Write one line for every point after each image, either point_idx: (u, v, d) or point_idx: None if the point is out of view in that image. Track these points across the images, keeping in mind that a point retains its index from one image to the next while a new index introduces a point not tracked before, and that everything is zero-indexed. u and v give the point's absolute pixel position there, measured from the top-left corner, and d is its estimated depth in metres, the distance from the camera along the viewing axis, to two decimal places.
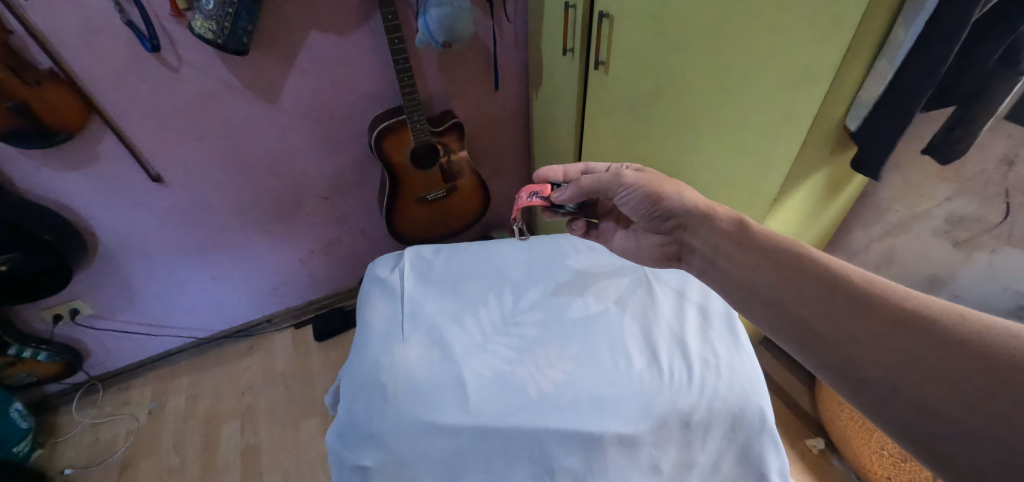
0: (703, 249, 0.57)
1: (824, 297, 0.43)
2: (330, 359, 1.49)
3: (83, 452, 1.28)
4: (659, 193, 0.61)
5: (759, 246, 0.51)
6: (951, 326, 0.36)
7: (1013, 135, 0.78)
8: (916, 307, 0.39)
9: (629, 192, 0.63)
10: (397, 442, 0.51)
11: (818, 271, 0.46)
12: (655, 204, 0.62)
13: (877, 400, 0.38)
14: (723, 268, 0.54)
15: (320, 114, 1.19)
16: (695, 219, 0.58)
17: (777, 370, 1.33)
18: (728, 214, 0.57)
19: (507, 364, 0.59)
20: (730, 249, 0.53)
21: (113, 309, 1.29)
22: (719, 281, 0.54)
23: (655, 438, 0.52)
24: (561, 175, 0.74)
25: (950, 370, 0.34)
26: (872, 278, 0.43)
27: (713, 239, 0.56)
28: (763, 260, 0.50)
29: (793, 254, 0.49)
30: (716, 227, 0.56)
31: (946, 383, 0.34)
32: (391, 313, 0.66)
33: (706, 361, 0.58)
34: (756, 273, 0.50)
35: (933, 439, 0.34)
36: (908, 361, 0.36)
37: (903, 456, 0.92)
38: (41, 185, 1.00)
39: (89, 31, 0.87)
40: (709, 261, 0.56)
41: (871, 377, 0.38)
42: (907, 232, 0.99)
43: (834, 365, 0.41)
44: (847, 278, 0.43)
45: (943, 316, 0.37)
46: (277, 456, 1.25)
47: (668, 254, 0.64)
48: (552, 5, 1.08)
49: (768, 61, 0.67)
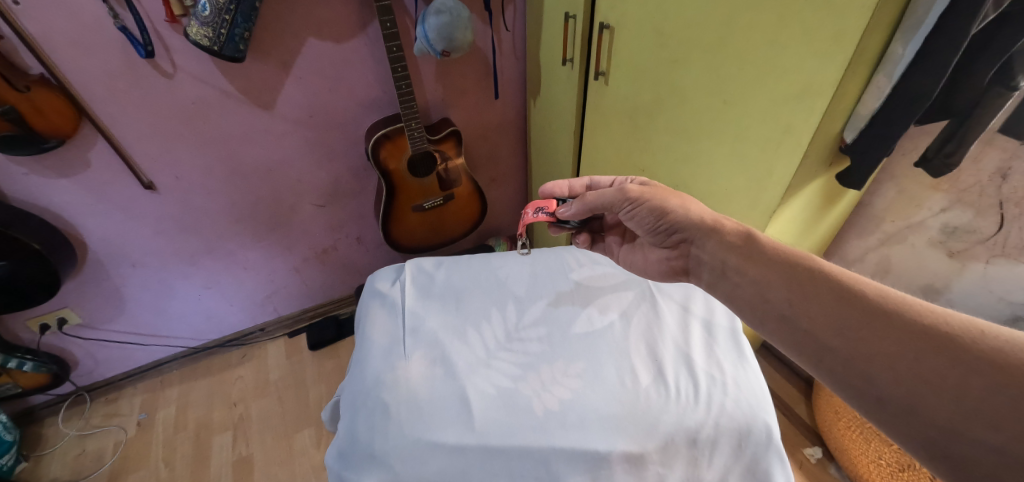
0: (711, 264, 0.56)
1: (840, 311, 0.42)
2: (324, 368, 1.47)
3: (69, 465, 1.24)
4: (664, 207, 0.61)
5: (768, 260, 0.51)
6: (972, 342, 0.36)
7: (1006, 147, 0.79)
8: (936, 324, 0.38)
9: (635, 207, 0.62)
10: (399, 462, 0.50)
11: (830, 282, 0.45)
12: (661, 218, 0.61)
13: (896, 418, 0.37)
14: (731, 283, 0.53)
15: (317, 121, 1.18)
16: (702, 233, 0.58)
17: (774, 379, 1.34)
18: (736, 227, 0.56)
19: (511, 381, 0.58)
20: (738, 263, 0.53)
21: (103, 318, 1.26)
22: (728, 295, 0.53)
23: (661, 456, 0.52)
24: (566, 193, 0.74)
25: (973, 389, 0.34)
26: (886, 292, 0.42)
27: (720, 252, 0.55)
28: (773, 274, 0.49)
29: (805, 267, 0.48)
30: (722, 239, 0.56)
31: (966, 402, 0.33)
32: (393, 328, 0.65)
33: (712, 377, 0.58)
34: (766, 288, 0.49)
35: (961, 460, 0.33)
36: (930, 380, 0.35)
37: (900, 465, 0.92)
38: (30, 192, 0.98)
39: (80, 38, 0.86)
40: (718, 275, 0.55)
41: (889, 396, 0.37)
42: (902, 241, 1.00)
43: (851, 385, 0.40)
44: (862, 293, 0.42)
45: (962, 331, 0.37)
46: (268, 468, 1.23)
47: (676, 269, 0.64)
48: (551, 15, 1.09)
49: (768, 74, 0.68)
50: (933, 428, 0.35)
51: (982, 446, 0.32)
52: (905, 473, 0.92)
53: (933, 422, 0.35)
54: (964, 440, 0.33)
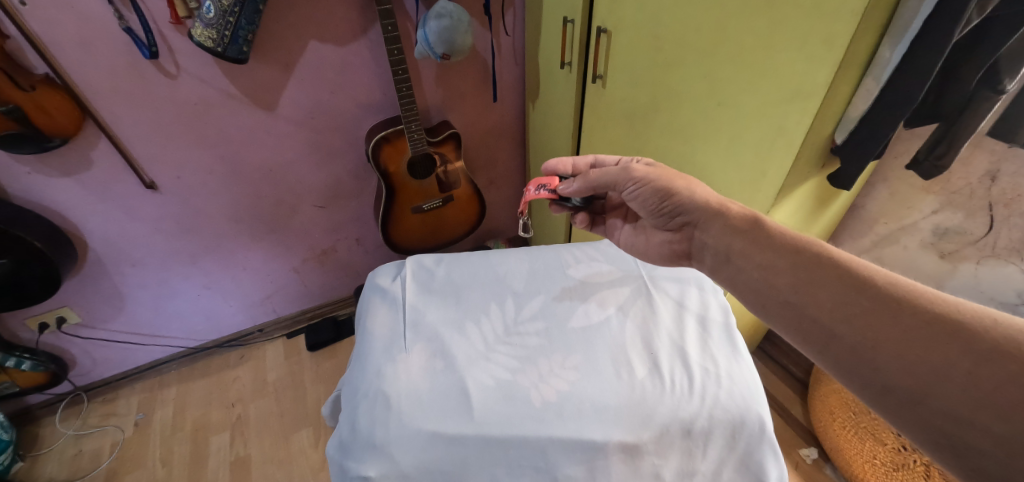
0: (715, 248, 0.56)
1: (848, 299, 0.42)
2: (323, 368, 1.48)
3: (65, 466, 1.24)
4: (670, 188, 0.60)
5: (772, 244, 0.51)
6: (984, 331, 0.36)
7: (994, 150, 0.81)
8: (946, 312, 0.38)
9: (639, 187, 0.62)
10: (399, 451, 0.51)
11: (839, 269, 0.45)
12: (666, 199, 0.61)
13: (902, 406, 0.37)
14: (736, 269, 0.53)
15: (318, 122, 1.19)
16: (706, 216, 0.58)
17: (771, 380, 1.34)
18: (741, 211, 0.56)
19: (509, 373, 0.59)
20: (743, 248, 0.52)
21: (102, 318, 1.26)
22: (732, 281, 0.53)
23: (656, 446, 0.53)
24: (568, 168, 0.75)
25: (983, 377, 0.34)
26: (894, 280, 0.42)
27: (725, 237, 0.55)
28: (778, 259, 0.49)
29: (813, 253, 0.48)
30: (728, 224, 0.55)
31: (978, 392, 0.33)
32: (393, 322, 0.66)
33: (706, 370, 0.59)
34: (771, 273, 0.49)
35: (966, 449, 0.33)
36: (939, 368, 0.36)
37: (895, 464, 0.94)
38: (32, 191, 0.99)
39: (86, 38, 0.87)
40: (721, 260, 0.55)
41: (895, 385, 0.37)
42: (895, 243, 1.02)
43: (857, 373, 0.40)
44: (871, 279, 0.42)
45: (975, 319, 0.37)
46: (265, 468, 1.23)
47: (678, 252, 0.64)
48: (551, 19, 1.10)
49: (761, 77, 0.69)
50: (941, 416, 0.35)
51: (988, 435, 0.32)
52: (899, 472, 0.93)
53: (940, 410, 0.35)
54: (971, 430, 0.33)
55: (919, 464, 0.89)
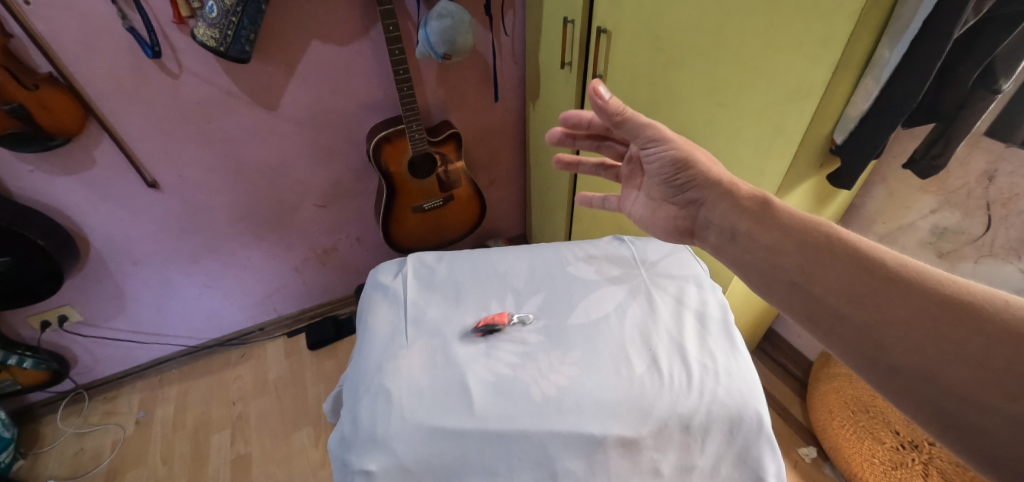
0: (720, 227, 0.56)
1: (856, 279, 0.42)
2: (323, 367, 1.48)
3: (66, 464, 1.24)
4: (688, 159, 0.59)
5: (779, 226, 0.51)
6: (993, 313, 0.35)
7: (992, 149, 0.81)
8: (956, 293, 0.38)
9: (659, 150, 0.60)
10: (399, 444, 0.51)
11: (849, 250, 0.44)
12: (681, 170, 0.60)
13: (907, 388, 0.37)
14: (740, 248, 0.53)
15: (319, 121, 1.19)
16: (714, 194, 0.57)
17: (771, 380, 1.35)
18: (750, 191, 0.55)
19: (510, 368, 0.59)
20: (748, 228, 0.52)
21: (103, 316, 1.27)
22: (735, 261, 0.53)
23: (655, 441, 0.53)
24: (599, 107, 0.60)
25: (991, 361, 0.34)
26: (904, 261, 0.42)
27: (731, 217, 0.55)
28: (786, 239, 0.49)
29: (823, 234, 0.47)
30: (736, 203, 0.55)
31: (985, 373, 0.34)
32: (394, 318, 0.67)
33: (704, 366, 0.60)
34: (778, 254, 0.49)
35: (972, 431, 0.34)
36: (947, 349, 0.36)
37: (893, 463, 0.94)
38: (35, 189, 0.99)
39: (89, 37, 0.88)
40: (726, 238, 0.55)
41: (901, 365, 0.38)
42: (894, 243, 1.02)
43: (863, 355, 0.40)
44: (881, 261, 0.42)
45: (984, 300, 0.36)
46: (266, 465, 1.24)
47: (681, 229, 0.63)
48: (551, 19, 1.11)
49: (759, 76, 0.70)
50: (947, 400, 0.35)
51: (995, 415, 0.33)
52: (899, 471, 0.93)
53: (944, 392, 0.35)
54: (975, 411, 0.34)
55: (918, 463, 0.90)
